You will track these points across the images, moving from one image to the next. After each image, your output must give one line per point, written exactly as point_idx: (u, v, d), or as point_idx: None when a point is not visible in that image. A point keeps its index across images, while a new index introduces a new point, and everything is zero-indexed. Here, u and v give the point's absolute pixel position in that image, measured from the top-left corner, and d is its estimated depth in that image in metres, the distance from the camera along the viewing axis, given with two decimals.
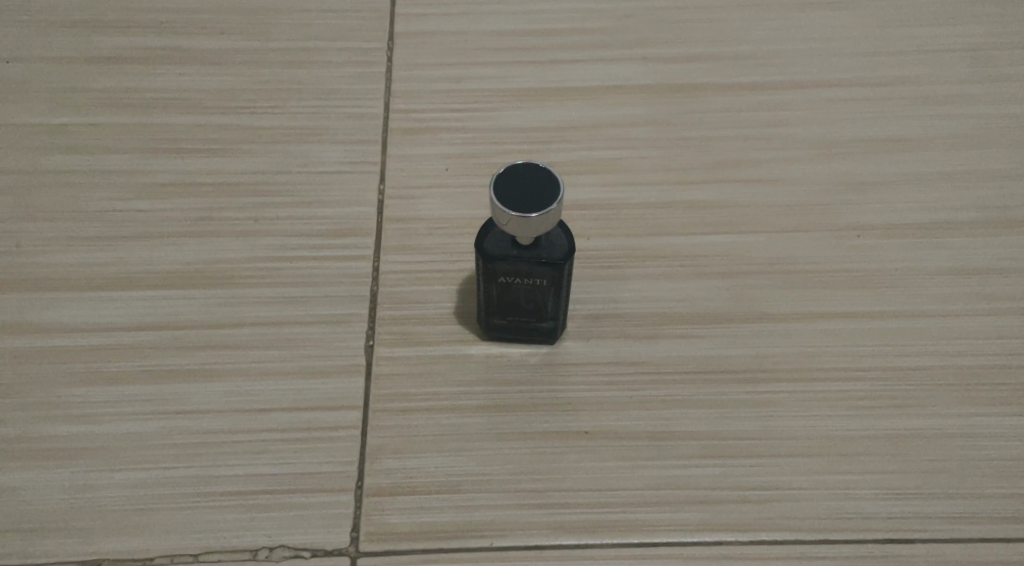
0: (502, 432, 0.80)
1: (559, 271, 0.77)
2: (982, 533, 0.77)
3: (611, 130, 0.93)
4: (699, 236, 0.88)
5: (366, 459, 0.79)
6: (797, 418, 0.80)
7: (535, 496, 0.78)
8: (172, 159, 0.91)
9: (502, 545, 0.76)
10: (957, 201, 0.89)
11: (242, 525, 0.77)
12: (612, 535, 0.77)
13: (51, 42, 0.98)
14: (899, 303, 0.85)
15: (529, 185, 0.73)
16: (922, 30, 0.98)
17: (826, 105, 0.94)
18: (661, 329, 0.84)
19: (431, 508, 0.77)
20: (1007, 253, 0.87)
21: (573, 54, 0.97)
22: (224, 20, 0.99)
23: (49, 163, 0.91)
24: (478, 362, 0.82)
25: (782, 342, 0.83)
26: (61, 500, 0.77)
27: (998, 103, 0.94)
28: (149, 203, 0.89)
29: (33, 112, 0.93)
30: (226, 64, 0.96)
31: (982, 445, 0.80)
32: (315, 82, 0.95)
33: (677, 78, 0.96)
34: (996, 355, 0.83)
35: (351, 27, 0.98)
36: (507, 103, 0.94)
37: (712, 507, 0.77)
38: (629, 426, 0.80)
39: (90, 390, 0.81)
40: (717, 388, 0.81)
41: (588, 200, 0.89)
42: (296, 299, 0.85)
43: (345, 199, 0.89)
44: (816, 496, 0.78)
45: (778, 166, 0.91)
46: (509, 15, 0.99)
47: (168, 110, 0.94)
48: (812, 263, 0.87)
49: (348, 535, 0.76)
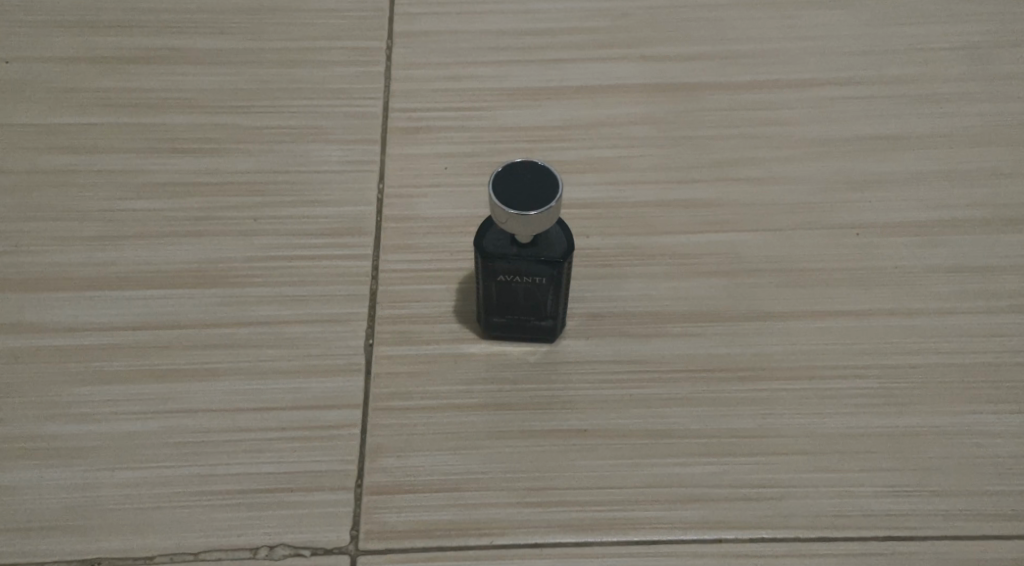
0: (501, 431, 0.80)
1: (558, 270, 0.77)
2: (981, 531, 0.77)
3: (610, 129, 0.93)
4: (698, 234, 0.88)
5: (366, 458, 0.79)
6: (796, 416, 0.80)
7: (535, 495, 0.78)
8: (172, 159, 0.91)
9: (501, 544, 0.76)
10: (956, 199, 0.89)
11: (242, 524, 0.77)
12: (612, 533, 0.77)
13: (51, 42, 0.98)
14: (898, 301, 0.85)
15: (528, 184, 0.73)
16: (922, 29, 0.98)
17: (826, 103, 0.94)
18: (660, 328, 0.84)
19: (431, 506, 0.77)
20: (1006, 251, 0.87)
21: (573, 53, 0.97)
22: (224, 20, 0.99)
23: (49, 163, 0.91)
24: (478, 361, 0.82)
25: (781, 341, 0.83)
26: (62, 499, 0.78)
27: (998, 101, 0.94)
28: (149, 203, 0.89)
29: (33, 112, 0.93)
30: (226, 64, 0.96)
31: (981, 443, 0.80)
32: (315, 82, 0.95)
33: (676, 77, 0.96)
34: (995, 353, 0.83)
35: (351, 27, 0.98)
36: (507, 102, 0.94)
37: (711, 506, 0.77)
38: (629, 425, 0.80)
39: (90, 390, 0.81)
40: (716, 387, 0.81)
41: (587, 199, 0.89)
42: (296, 298, 0.85)
43: (345, 198, 0.89)
44: (815, 494, 0.78)
45: (777, 164, 0.91)
46: (509, 14, 0.99)
47: (168, 110, 0.94)
48: (811, 261, 0.87)
49: (348, 534, 0.77)
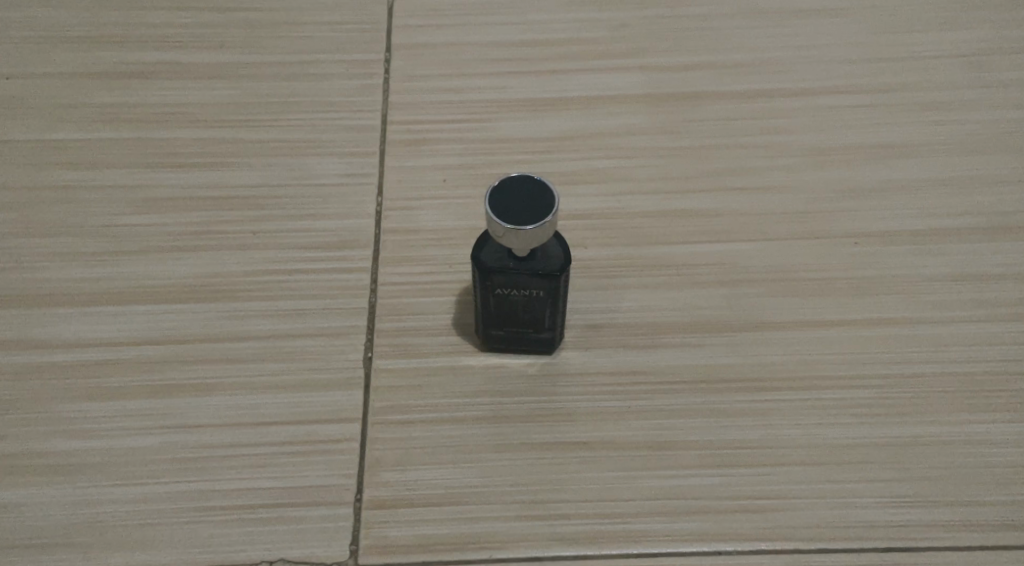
0: (501, 443, 0.80)
1: (556, 282, 0.77)
2: (983, 541, 0.76)
3: (609, 140, 0.93)
4: (698, 244, 0.87)
5: (366, 472, 0.79)
6: (798, 426, 0.80)
7: (535, 507, 0.77)
8: (171, 173, 0.91)
9: (502, 557, 0.76)
10: (955, 208, 0.89)
11: (242, 539, 0.76)
12: (611, 545, 0.76)
13: (51, 57, 0.98)
14: (898, 310, 0.85)
15: (522, 198, 0.73)
16: (921, 37, 0.98)
17: (825, 112, 0.94)
18: (659, 338, 0.83)
19: (431, 520, 0.77)
20: (1006, 259, 0.87)
21: (571, 64, 0.97)
22: (223, 35, 0.99)
23: (49, 179, 0.91)
24: (477, 373, 0.82)
25: (782, 350, 0.83)
26: (62, 516, 0.77)
27: (997, 109, 0.94)
28: (148, 218, 0.89)
29: (34, 128, 0.94)
30: (225, 78, 0.96)
31: (983, 452, 0.79)
32: (314, 95, 0.95)
33: (675, 87, 0.96)
34: (996, 361, 0.82)
35: (349, 39, 0.98)
36: (505, 113, 0.94)
37: (713, 517, 0.77)
38: (629, 436, 0.80)
39: (91, 406, 0.81)
40: (717, 397, 0.81)
41: (586, 210, 0.89)
42: (295, 312, 0.84)
43: (343, 211, 0.89)
44: (817, 505, 0.78)
45: (777, 173, 0.91)
46: (507, 25, 0.99)
47: (167, 124, 0.94)
48: (811, 270, 0.86)
49: (348, 549, 0.76)
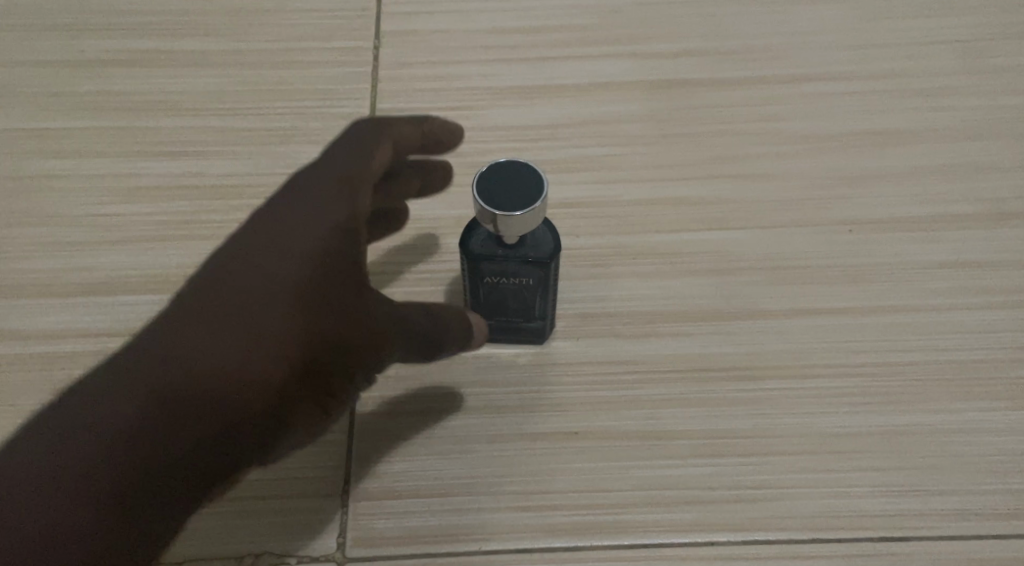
0: (491, 433, 0.79)
1: (545, 269, 0.76)
2: (975, 530, 0.77)
3: (600, 129, 0.92)
4: (691, 233, 0.87)
5: (354, 463, 0.78)
6: (791, 416, 0.80)
7: (525, 498, 0.77)
8: (154, 162, 0.90)
9: (492, 549, 0.76)
10: (952, 194, 0.88)
11: (227, 532, 0.76)
12: (600, 536, 0.76)
13: (31, 45, 0.96)
14: (892, 298, 0.84)
15: (512, 184, 0.72)
16: (919, 22, 0.96)
17: (819, 99, 0.93)
18: (651, 328, 0.83)
19: (421, 511, 0.77)
20: (1003, 246, 0.86)
21: (562, 51, 0.95)
22: (207, 22, 0.97)
23: (32, 168, 0.90)
24: (467, 363, 0.81)
25: (774, 340, 0.82)
26: None
27: (994, 95, 0.93)
28: (132, 207, 0.88)
29: (16, 118, 0.93)
30: (210, 66, 0.95)
31: (977, 440, 0.79)
32: (301, 84, 0.94)
33: (668, 74, 0.94)
34: (991, 349, 0.82)
35: (335, 27, 0.96)
36: (495, 102, 0.93)
37: (705, 507, 0.77)
38: (618, 427, 0.79)
39: None
40: (709, 387, 0.81)
41: (576, 199, 0.88)
42: None
43: None
44: (807, 495, 0.78)
45: (770, 161, 0.90)
46: (497, 12, 0.97)
47: (152, 114, 0.93)
48: (804, 257, 0.86)
49: (337, 541, 0.76)
